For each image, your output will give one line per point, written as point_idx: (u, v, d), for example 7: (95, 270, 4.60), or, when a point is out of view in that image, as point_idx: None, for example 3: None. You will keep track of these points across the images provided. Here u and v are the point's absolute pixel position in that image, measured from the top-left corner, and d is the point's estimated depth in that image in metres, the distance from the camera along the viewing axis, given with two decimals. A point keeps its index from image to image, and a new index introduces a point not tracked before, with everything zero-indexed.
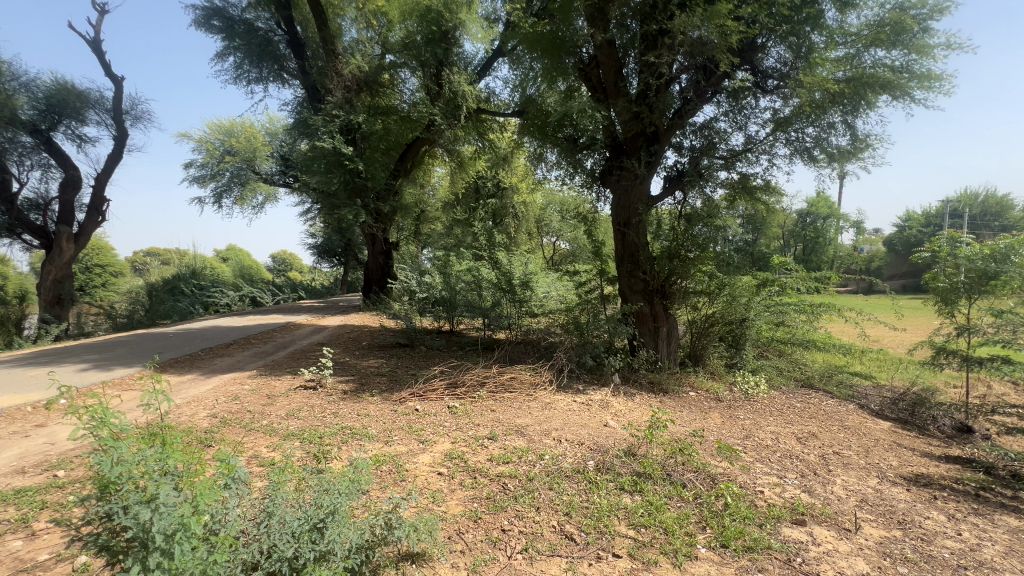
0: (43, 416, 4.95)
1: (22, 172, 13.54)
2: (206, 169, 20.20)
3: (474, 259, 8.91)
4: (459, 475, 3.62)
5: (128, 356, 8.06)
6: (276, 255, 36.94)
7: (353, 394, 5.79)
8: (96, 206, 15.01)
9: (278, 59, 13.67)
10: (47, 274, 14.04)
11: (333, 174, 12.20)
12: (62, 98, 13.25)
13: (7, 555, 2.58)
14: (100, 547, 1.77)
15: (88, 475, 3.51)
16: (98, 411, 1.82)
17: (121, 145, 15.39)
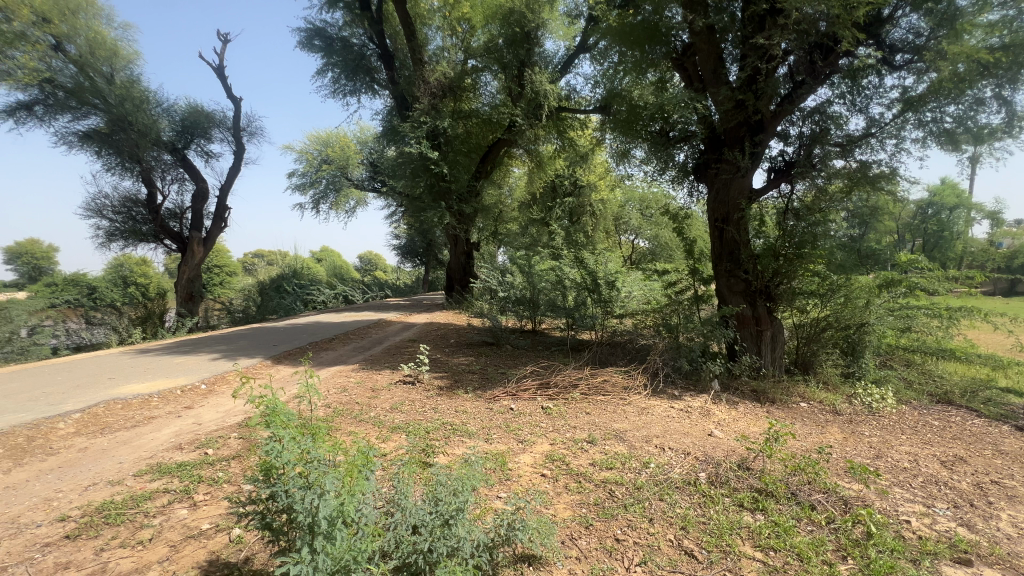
0: (189, 400, 5.65)
1: (164, 186, 15.63)
2: (307, 177, 22.06)
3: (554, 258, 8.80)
4: (564, 478, 3.58)
5: (249, 347, 9.00)
6: (365, 255, 39.44)
7: (448, 390, 5.99)
8: (220, 214, 16.97)
9: (370, 71, 14.57)
10: (183, 274, 16.10)
11: (419, 178, 12.77)
12: (195, 119, 15.11)
13: (178, 521, 2.96)
14: (264, 526, 1.97)
15: (231, 454, 3.94)
16: (267, 405, 2.04)
17: (239, 159, 17.27)
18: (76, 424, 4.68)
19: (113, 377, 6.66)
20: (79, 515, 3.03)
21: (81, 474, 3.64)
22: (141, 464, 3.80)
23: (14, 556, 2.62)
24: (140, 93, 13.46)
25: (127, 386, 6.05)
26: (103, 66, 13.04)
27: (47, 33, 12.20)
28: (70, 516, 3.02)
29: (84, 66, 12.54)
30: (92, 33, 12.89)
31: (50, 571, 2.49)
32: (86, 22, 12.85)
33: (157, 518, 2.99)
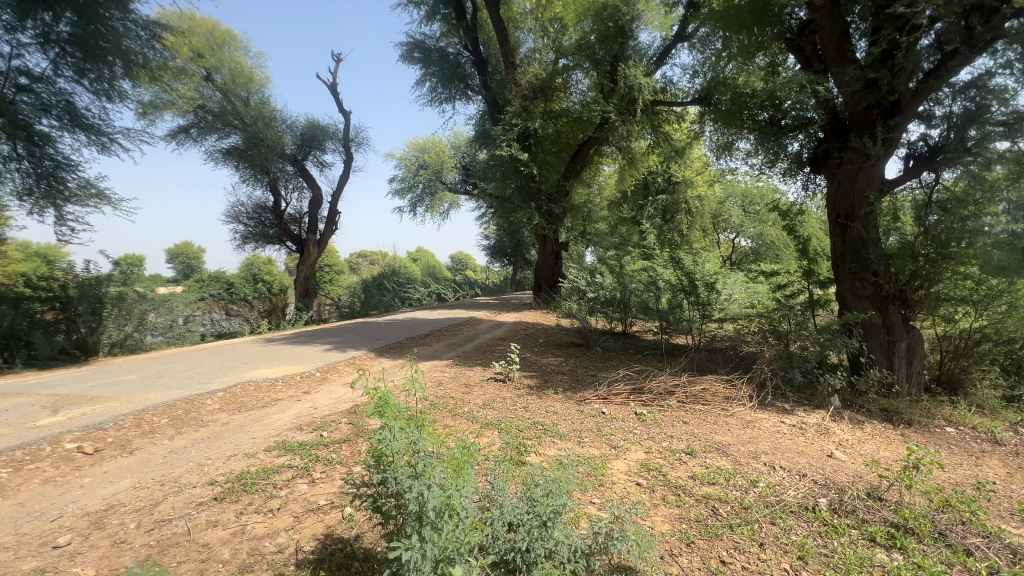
0: (307, 385, 6.29)
1: (287, 193, 17.58)
2: (406, 182, 23.52)
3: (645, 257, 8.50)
4: (660, 489, 3.41)
5: (356, 340, 9.81)
6: (457, 255, 41.20)
7: (538, 389, 6.02)
8: (332, 218, 18.71)
9: (464, 78, 15.17)
10: (301, 272, 18.01)
11: (510, 179, 13.03)
12: (312, 133, 16.81)
13: (301, 495, 3.29)
14: (376, 507, 2.16)
15: (343, 438, 4.30)
16: (381, 396, 2.22)
17: (348, 167, 18.87)
18: (221, 401, 5.43)
19: (247, 362, 7.65)
20: (224, 480, 3.50)
21: (225, 445, 4.22)
22: (270, 440, 4.30)
23: (177, 510, 3.09)
24: (269, 112, 15.27)
25: (258, 370, 6.92)
26: (242, 91, 14.96)
27: (201, 66, 14.26)
28: (217, 480, 3.50)
29: (227, 93, 14.45)
30: (234, 63, 14.83)
31: (204, 527, 2.90)
32: (229, 54, 14.81)
33: (284, 490, 3.35)
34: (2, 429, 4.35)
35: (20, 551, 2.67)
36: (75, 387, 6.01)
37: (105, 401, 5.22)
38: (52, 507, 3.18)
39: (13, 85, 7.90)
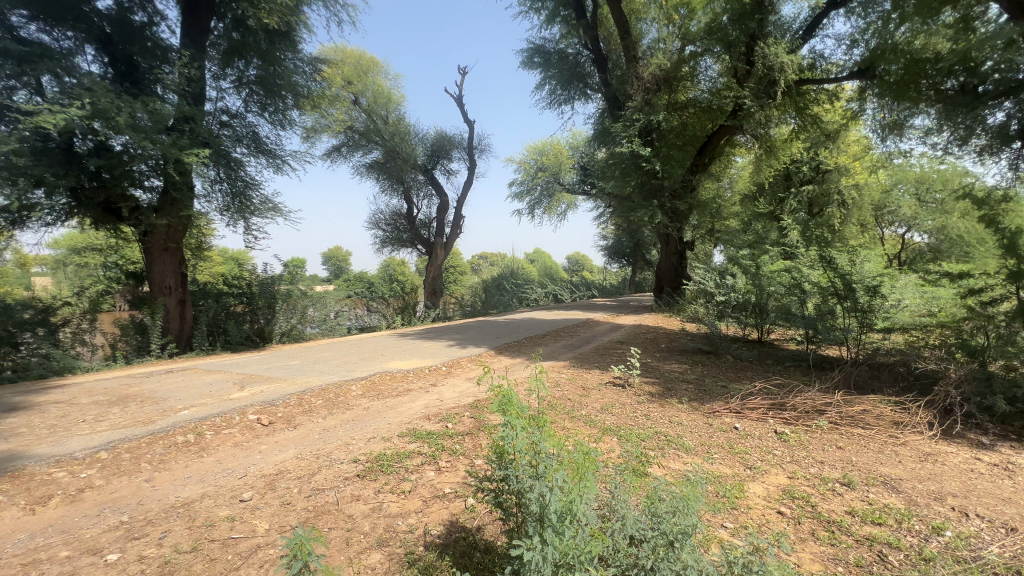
0: (434, 378, 6.78)
1: (419, 200, 19.16)
2: (525, 185, 24.09)
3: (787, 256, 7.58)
4: (808, 522, 2.98)
5: (477, 338, 10.30)
6: (573, 256, 41.14)
7: (660, 397, 5.70)
8: (457, 222, 19.95)
9: (584, 77, 15.06)
10: (429, 272, 19.47)
11: (630, 177, 12.60)
12: (441, 144, 18.10)
13: (428, 481, 3.53)
14: (497, 503, 2.24)
15: (466, 430, 4.53)
16: (504, 395, 2.31)
17: (472, 174, 19.93)
18: (363, 388, 6.10)
19: (384, 354, 8.51)
20: (365, 459, 3.90)
21: (366, 428, 4.72)
22: (403, 427, 4.70)
23: (329, 481, 3.53)
24: (405, 127, 16.79)
25: (393, 362, 7.63)
26: (382, 110, 16.61)
27: (350, 92, 16.07)
28: (360, 459, 3.92)
29: (371, 113, 16.23)
30: (376, 86, 16.56)
31: (349, 499, 3.26)
32: (372, 78, 16.57)
33: (414, 474, 3.63)
34: (208, 399, 5.41)
35: (218, 500, 3.28)
36: (256, 368, 7.23)
37: (277, 381, 6.21)
38: (239, 467, 3.85)
39: (219, 123, 9.85)
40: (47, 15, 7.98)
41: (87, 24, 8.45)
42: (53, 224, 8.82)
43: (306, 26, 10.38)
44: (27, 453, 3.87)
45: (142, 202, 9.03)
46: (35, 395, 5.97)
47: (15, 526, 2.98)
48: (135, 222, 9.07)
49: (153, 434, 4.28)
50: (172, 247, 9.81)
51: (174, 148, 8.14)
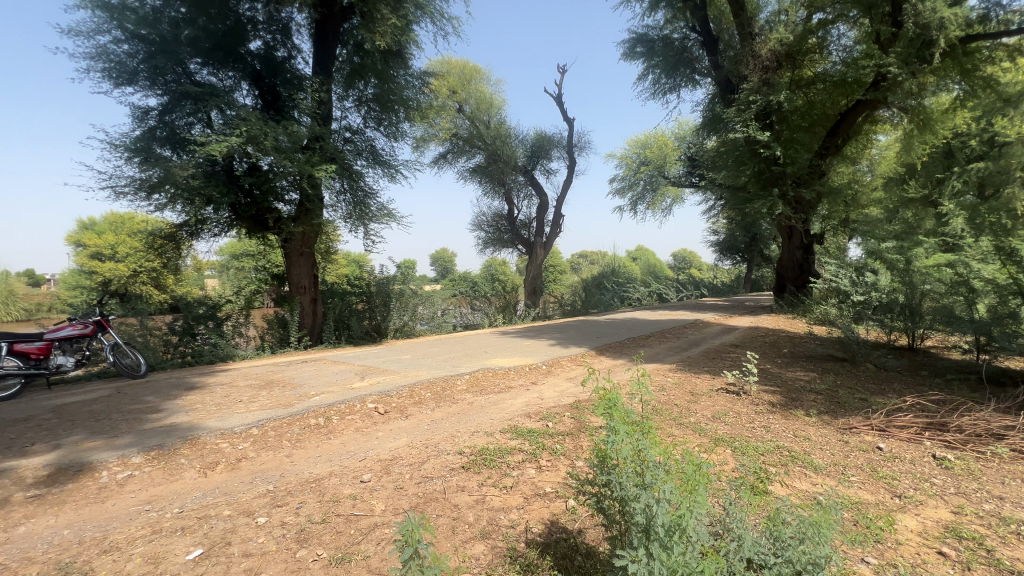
0: (535, 376, 6.86)
1: (519, 201, 19.53)
2: (627, 181, 23.29)
3: (948, 247, 6.39)
4: (981, 569, 2.46)
5: (577, 337, 10.21)
6: (678, 254, 38.99)
7: (783, 407, 5.14)
8: (557, 221, 19.98)
9: (691, 63, 14.16)
10: (530, 272, 19.72)
11: (744, 165, 11.57)
12: (540, 144, 18.25)
13: (529, 478, 3.57)
14: (599, 508, 2.20)
15: (567, 431, 4.50)
16: (609, 398, 2.26)
17: (572, 172, 19.81)
18: (467, 382, 6.37)
19: (487, 351, 8.82)
20: (469, 452, 4.07)
21: (470, 422, 4.92)
22: (505, 423, 4.81)
23: (437, 470, 3.74)
24: (505, 131, 17.21)
25: (495, 359, 7.86)
26: (485, 116, 17.19)
27: (455, 101, 16.88)
28: (465, 451, 4.09)
29: (473, 119, 16.87)
30: (478, 93, 17.17)
31: (455, 489, 3.41)
32: (475, 86, 17.22)
33: (515, 471, 3.69)
34: (335, 387, 6.05)
35: (343, 479, 3.64)
36: (374, 361, 7.93)
37: (392, 373, 6.75)
38: (360, 450, 4.25)
39: (343, 139, 10.97)
40: (214, 59, 9.56)
41: (243, 64, 9.98)
42: (219, 234, 10.53)
43: (416, 43, 11.16)
44: (200, 425, 4.66)
45: (283, 213, 10.39)
46: (207, 377, 7.19)
47: (193, 485, 3.60)
48: (278, 231, 10.48)
49: (292, 415, 4.90)
50: (307, 252, 11.13)
51: (308, 165, 9.24)
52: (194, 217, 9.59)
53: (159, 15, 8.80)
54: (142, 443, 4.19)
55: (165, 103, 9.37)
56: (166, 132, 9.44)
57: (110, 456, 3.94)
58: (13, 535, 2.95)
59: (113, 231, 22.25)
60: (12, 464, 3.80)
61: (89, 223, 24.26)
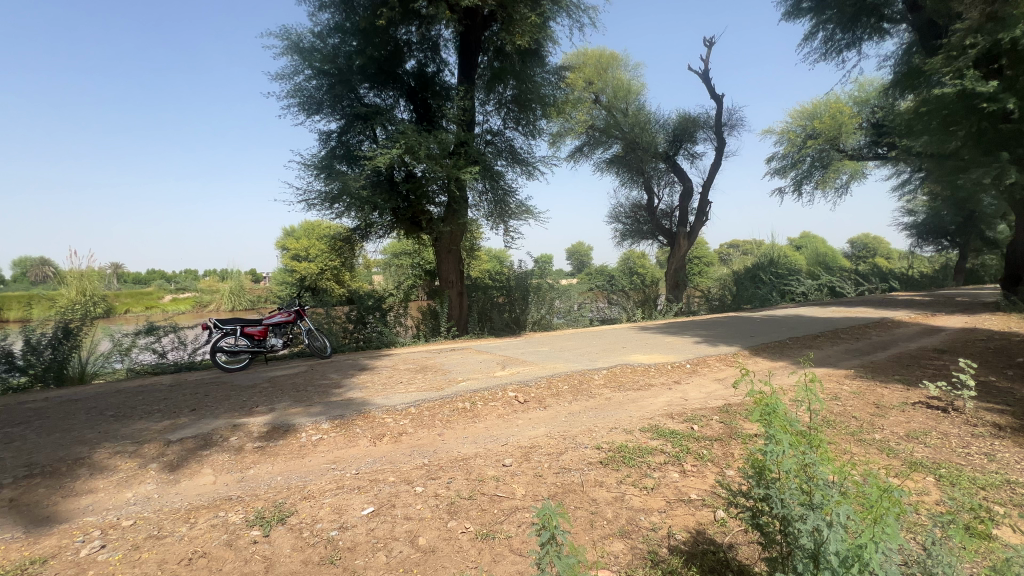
0: (678, 375, 6.45)
1: (660, 190, 18.49)
2: (789, 159, 20.37)
3: None
4: None
5: (728, 335, 9.31)
6: (858, 240, 33.01)
7: (1016, 432, 4.01)
8: (703, 209, 18.44)
9: (877, 9, 11.78)
10: (672, 264, 18.53)
11: (956, 126, 9.25)
12: (684, 126, 17.01)
13: (672, 482, 3.39)
14: (754, 524, 2.00)
15: (715, 436, 4.15)
16: (766, 404, 2.01)
17: (721, 154, 18.05)
18: (605, 377, 6.28)
19: (625, 346, 8.57)
20: (607, 448, 4.00)
21: (607, 418, 4.85)
22: (645, 422, 4.63)
23: (574, 463, 3.76)
24: (645, 116, 16.38)
25: (634, 355, 7.58)
26: (622, 104, 16.56)
27: (591, 92, 16.60)
28: (603, 447, 4.04)
29: (611, 108, 16.39)
30: (617, 80, 16.54)
31: (592, 484, 3.39)
32: (612, 73, 16.69)
33: (657, 472, 3.53)
34: (480, 375, 6.48)
35: (487, 461, 3.88)
36: (515, 352, 8.29)
37: (530, 364, 6.98)
38: (502, 435, 4.49)
39: (485, 142, 11.62)
40: (378, 82, 10.94)
41: (401, 83, 11.22)
42: (384, 236, 12.04)
43: (552, 39, 11.26)
44: (371, 401, 5.40)
45: (434, 214, 11.43)
46: (375, 360, 8.30)
47: (366, 452, 4.21)
48: (430, 230, 11.56)
49: (443, 398, 5.37)
50: (454, 250, 12.05)
51: (455, 169, 10.02)
52: (364, 221, 11.13)
53: (337, 50, 10.37)
54: (329, 412, 5.02)
55: (342, 126, 11.04)
56: (343, 150, 11.10)
57: (307, 420, 4.81)
58: (245, 475, 3.79)
59: (307, 236, 26.95)
60: (244, 420, 4.88)
61: (292, 229, 29.74)
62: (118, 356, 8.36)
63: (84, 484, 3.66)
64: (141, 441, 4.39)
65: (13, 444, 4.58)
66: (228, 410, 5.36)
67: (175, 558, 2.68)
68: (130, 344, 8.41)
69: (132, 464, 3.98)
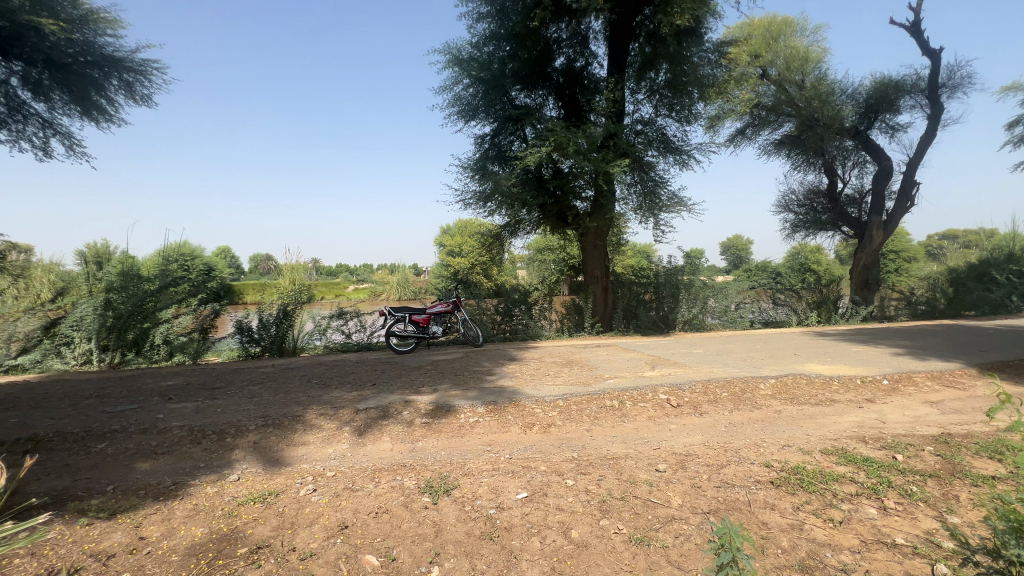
0: (871, 393, 5.40)
1: (845, 172, 15.69)
2: None
3: None
4: None
5: (943, 348, 7.51)
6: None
7: None
8: (906, 192, 15.10)
9: None
10: (860, 259, 15.39)
11: None
12: (881, 94, 14.14)
13: (868, 519, 2.86)
14: None
15: (929, 471, 3.38)
16: None
17: (935, 123, 14.58)
18: (774, 387, 5.57)
19: (797, 354, 7.50)
20: (779, 467, 3.55)
21: (778, 433, 4.31)
22: (827, 443, 3.99)
23: (739, 478, 3.41)
24: (827, 87, 14.01)
25: (808, 364, 6.59)
26: (797, 76, 14.37)
27: (757, 66, 14.77)
28: (773, 465, 3.59)
29: (782, 82, 14.33)
30: (790, 49, 14.42)
31: (762, 505, 3.03)
32: (784, 41, 14.61)
33: (846, 504, 3.01)
34: (627, 373, 6.30)
35: (639, 463, 3.74)
36: (664, 352, 7.87)
37: (683, 367, 6.55)
38: (654, 439, 4.29)
39: (635, 132, 11.20)
40: (529, 83, 11.29)
41: (550, 81, 11.44)
42: (531, 232, 12.43)
43: (712, 14, 10.30)
44: (521, 391, 5.64)
45: (580, 209, 11.40)
46: (523, 351, 8.65)
47: (518, 439, 4.41)
48: (576, 226, 11.57)
49: (590, 394, 5.35)
50: (600, 244, 11.88)
51: (603, 162, 9.86)
52: (514, 218, 11.65)
53: (492, 57, 11.01)
54: (484, 398, 5.38)
55: (495, 128, 11.66)
56: (495, 151, 11.76)
57: (466, 403, 5.22)
58: (416, 446, 4.29)
59: (461, 233, 29.33)
60: (413, 397, 5.52)
61: (448, 227, 32.67)
62: (318, 334, 10.12)
63: (300, 437, 4.52)
64: (337, 407, 5.26)
65: (254, 399, 5.89)
66: (400, 387, 6.11)
67: (366, 510, 3.13)
68: (326, 325, 10.12)
69: (331, 425, 4.78)
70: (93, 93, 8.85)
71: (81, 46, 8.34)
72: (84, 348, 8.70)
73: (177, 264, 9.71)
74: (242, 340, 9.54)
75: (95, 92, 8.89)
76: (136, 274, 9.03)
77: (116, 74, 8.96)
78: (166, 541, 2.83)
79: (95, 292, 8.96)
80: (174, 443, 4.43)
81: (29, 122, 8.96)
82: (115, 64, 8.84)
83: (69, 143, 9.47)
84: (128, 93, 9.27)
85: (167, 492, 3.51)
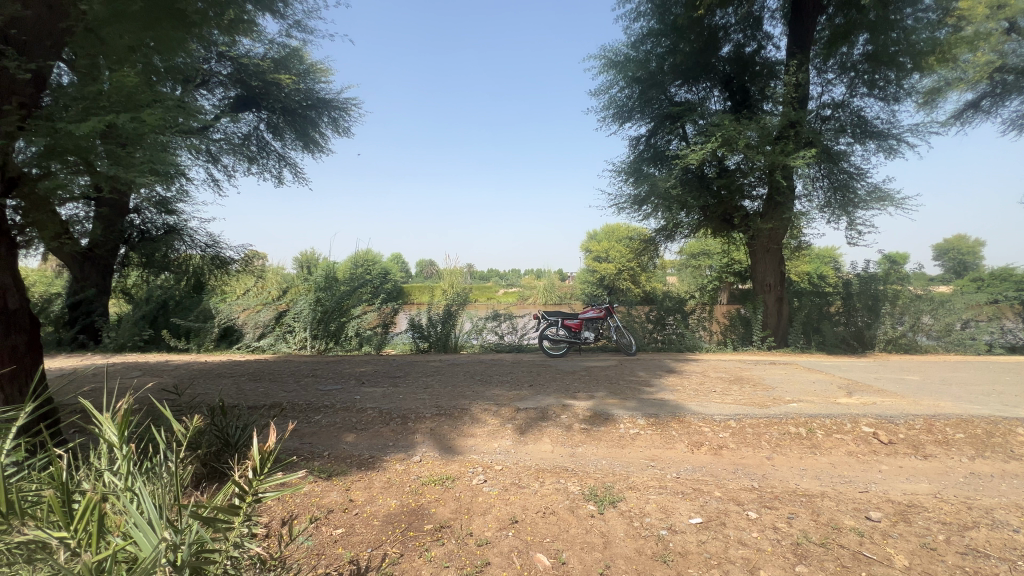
0: None
1: None
2: None
3: None
4: None
5: None
6: None
7: None
8: None
9: None
10: None
11: None
12: None
13: None
14: None
15: None
16: None
17: None
18: None
19: None
20: None
21: None
22: None
23: (995, 547, 2.65)
24: None
25: None
26: None
27: (1002, 20, 10.90)
28: None
29: None
30: None
31: None
32: None
33: None
34: (814, 397, 5.42)
35: (841, 506, 3.15)
36: (862, 375, 6.60)
37: (891, 396, 5.38)
38: (859, 480, 3.60)
39: (822, 119, 9.69)
40: (690, 78, 10.64)
41: (715, 72, 10.56)
42: (689, 235, 11.62)
43: None
44: (684, 406, 5.25)
45: (750, 210, 10.29)
46: (682, 364, 8.09)
47: (685, 458, 4.10)
48: (745, 228, 10.45)
49: (769, 417, 4.73)
50: (774, 249, 10.53)
51: (781, 155, 8.74)
52: (671, 222, 11.02)
53: (649, 55, 10.60)
54: (644, 410, 5.14)
55: (652, 128, 11.23)
56: (651, 152, 11.29)
57: (625, 413, 5.05)
58: (576, 452, 4.29)
59: (608, 239, 28.95)
60: (570, 401, 5.54)
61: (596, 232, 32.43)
62: (476, 334, 10.91)
63: (468, 429, 4.89)
64: (500, 404, 5.57)
65: (427, 390, 6.59)
66: (556, 390, 6.21)
67: (533, 508, 3.22)
68: (483, 326, 10.86)
69: (495, 421, 5.07)
70: (311, 130, 10.89)
71: (304, 94, 10.36)
72: (301, 337, 10.69)
73: (364, 268, 11.48)
74: (414, 335, 10.70)
75: (312, 129, 10.90)
76: (335, 277, 11.06)
77: (327, 112, 10.91)
78: (370, 506, 3.29)
79: (309, 291, 11.03)
80: (369, 422, 5.16)
81: (270, 156, 11.48)
82: (326, 104, 10.79)
83: (295, 171, 11.90)
84: (334, 127, 11.24)
85: (367, 464, 4.09)
